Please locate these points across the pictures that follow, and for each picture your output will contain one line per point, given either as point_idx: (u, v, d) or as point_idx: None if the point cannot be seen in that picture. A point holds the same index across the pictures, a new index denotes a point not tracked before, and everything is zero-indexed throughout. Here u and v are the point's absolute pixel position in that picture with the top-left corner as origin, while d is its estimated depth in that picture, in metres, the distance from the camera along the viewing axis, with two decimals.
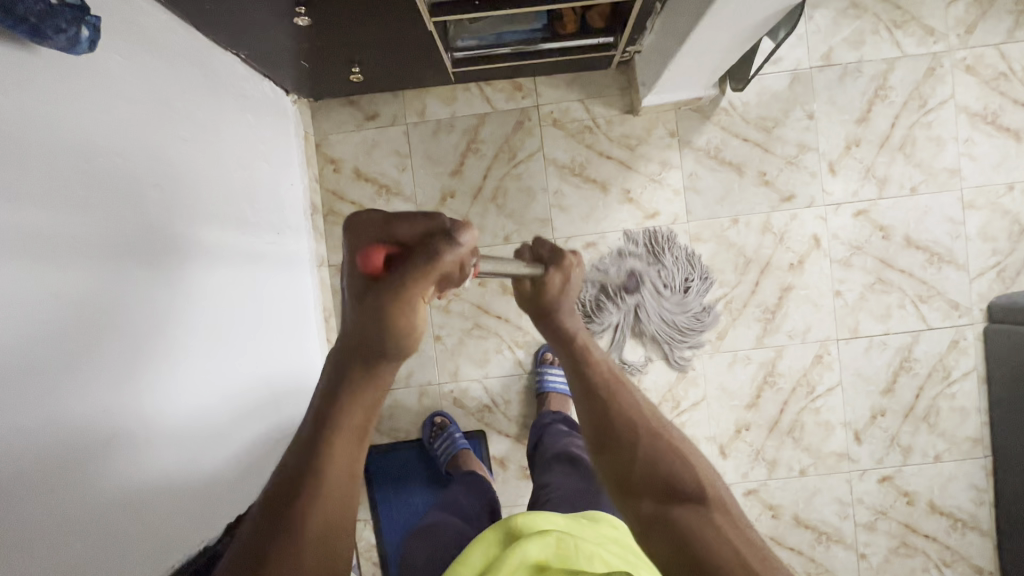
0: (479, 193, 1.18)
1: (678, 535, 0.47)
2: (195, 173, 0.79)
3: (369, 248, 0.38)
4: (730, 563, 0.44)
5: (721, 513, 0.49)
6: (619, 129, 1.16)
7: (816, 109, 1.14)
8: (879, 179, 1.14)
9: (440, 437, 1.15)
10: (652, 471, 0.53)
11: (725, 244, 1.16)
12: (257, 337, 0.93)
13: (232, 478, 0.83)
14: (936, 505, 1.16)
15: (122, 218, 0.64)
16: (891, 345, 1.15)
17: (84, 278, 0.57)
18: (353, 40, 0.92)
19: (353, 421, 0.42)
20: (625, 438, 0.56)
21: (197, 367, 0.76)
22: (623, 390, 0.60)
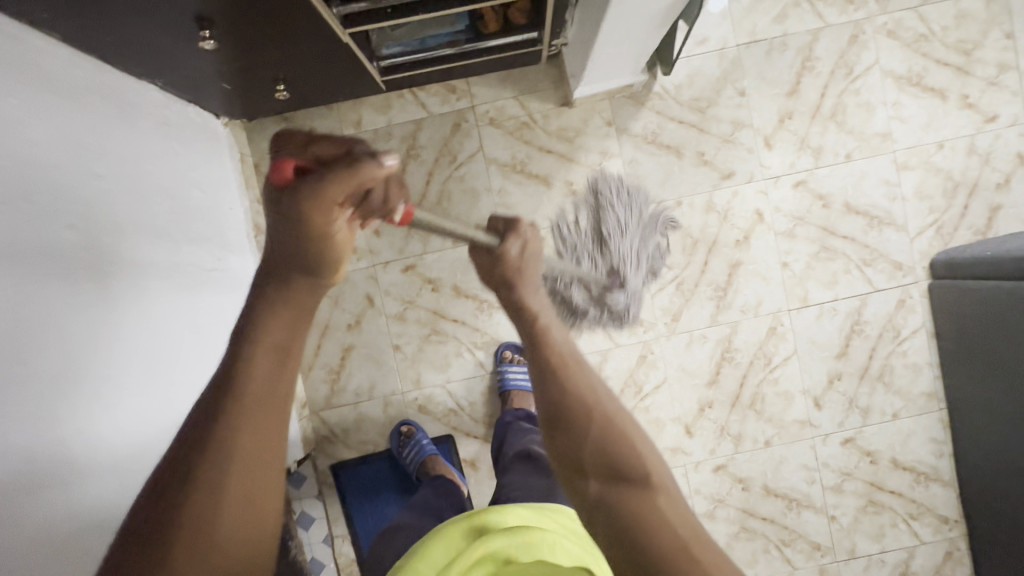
0: (424, 198, 1.17)
1: (620, 516, 0.51)
2: (113, 209, 0.77)
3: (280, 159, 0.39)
4: (667, 546, 0.49)
5: (664, 498, 0.53)
6: (556, 122, 1.16)
7: (747, 85, 1.15)
8: (813, 149, 1.16)
9: (407, 445, 1.15)
10: (602, 454, 0.55)
11: (671, 227, 1.17)
12: (203, 366, 0.92)
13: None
14: (899, 461, 1.19)
15: (36, 263, 0.62)
16: (841, 311, 1.17)
17: (11, 329, 0.57)
18: (270, 57, 0.90)
19: (273, 342, 0.42)
20: (579, 416, 0.57)
21: (134, 404, 0.76)
22: (577, 373, 0.62)
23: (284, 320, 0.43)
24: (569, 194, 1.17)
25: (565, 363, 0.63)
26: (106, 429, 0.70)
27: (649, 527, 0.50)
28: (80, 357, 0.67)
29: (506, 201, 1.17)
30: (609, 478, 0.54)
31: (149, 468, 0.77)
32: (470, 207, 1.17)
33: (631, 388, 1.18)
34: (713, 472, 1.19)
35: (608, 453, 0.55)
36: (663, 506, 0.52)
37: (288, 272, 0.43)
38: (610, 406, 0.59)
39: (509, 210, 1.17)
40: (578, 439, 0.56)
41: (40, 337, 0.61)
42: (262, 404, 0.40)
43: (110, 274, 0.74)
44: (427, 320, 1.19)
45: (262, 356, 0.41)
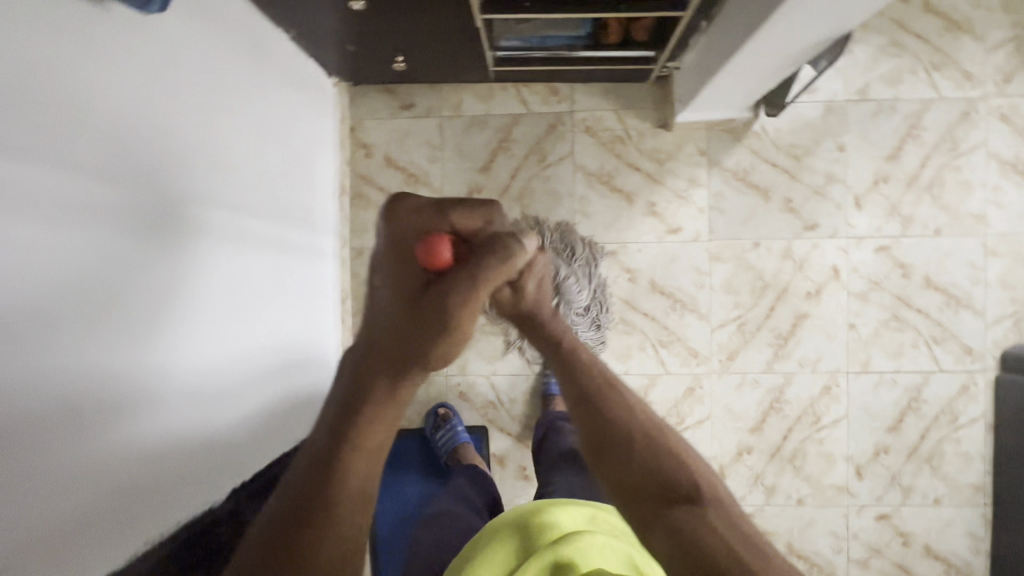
0: (506, 191, 1.19)
1: (679, 539, 0.46)
2: (229, 144, 0.79)
3: (436, 242, 0.41)
4: (727, 558, 0.44)
5: (713, 510, 0.49)
6: (650, 142, 1.17)
7: (847, 141, 1.14)
8: (903, 217, 1.14)
9: (442, 428, 1.16)
10: (647, 475, 0.51)
11: (744, 266, 1.16)
12: (274, 312, 0.94)
13: (241, 444, 0.83)
14: (932, 548, 1.16)
15: (165, 178, 0.65)
16: (900, 384, 1.15)
17: (127, 234, 0.59)
18: (401, 30, 0.94)
19: (373, 438, 0.40)
20: (622, 439, 0.54)
21: (213, 337, 0.77)
22: (615, 393, 0.58)
23: (387, 416, 0.41)
24: (649, 215, 1.17)
25: (609, 384, 0.59)
26: (190, 357, 0.71)
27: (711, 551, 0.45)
28: (177, 279, 0.68)
29: (586, 209, 1.18)
30: (649, 499, 0.50)
31: (219, 402, 0.78)
32: (550, 209, 1.18)
33: (672, 417, 1.17)
34: None
35: (647, 469, 0.52)
36: (716, 518, 0.48)
37: (391, 368, 0.40)
38: (650, 427, 0.55)
39: (587, 219, 1.18)
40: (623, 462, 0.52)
41: (147, 255, 0.63)
42: (361, 484, 0.40)
43: (212, 207, 0.76)
44: None
45: (362, 451, 0.40)
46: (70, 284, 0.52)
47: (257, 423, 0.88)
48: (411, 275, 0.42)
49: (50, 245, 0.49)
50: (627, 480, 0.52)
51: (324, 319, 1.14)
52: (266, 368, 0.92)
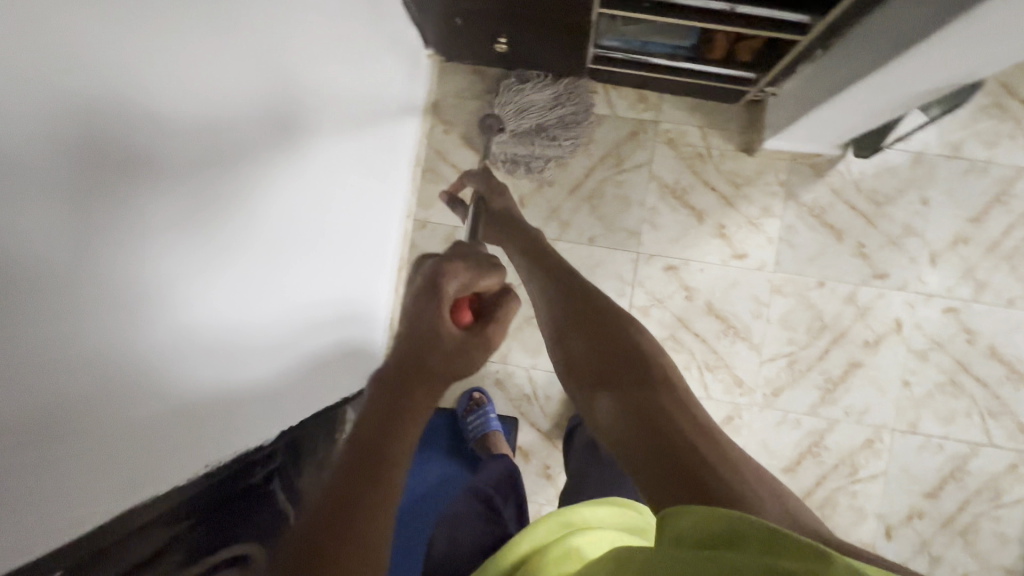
0: (577, 188, 1.19)
1: (627, 405, 0.56)
2: (333, 92, 0.79)
3: (460, 313, 0.61)
4: (673, 423, 0.53)
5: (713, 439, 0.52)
6: (730, 164, 1.16)
7: (932, 196, 1.12)
8: (977, 282, 1.11)
9: (474, 413, 1.16)
10: (608, 360, 0.63)
11: (805, 303, 1.14)
12: (343, 266, 0.93)
13: (301, 387, 0.84)
14: None
15: (286, 113, 0.64)
16: (946, 450, 1.12)
17: (255, 167, 0.58)
18: (513, 13, 0.94)
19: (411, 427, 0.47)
20: (594, 340, 0.66)
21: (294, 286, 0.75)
22: (594, 304, 0.71)
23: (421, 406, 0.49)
24: (717, 236, 1.15)
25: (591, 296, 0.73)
26: (276, 299, 0.70)
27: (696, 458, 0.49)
28: (281, 220, 0.68)
29: (654, 220, 1.17)
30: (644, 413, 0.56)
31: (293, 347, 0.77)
32: (618, 213, 1.17)
33: None
34: None
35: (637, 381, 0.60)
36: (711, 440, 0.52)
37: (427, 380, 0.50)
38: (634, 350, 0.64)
39: (654, 229, 1.17)
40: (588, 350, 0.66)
41: (264, 187, 0.61)
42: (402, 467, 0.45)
43: (312, 153, 0.74)
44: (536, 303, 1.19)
45: (400, 442, 0.46)
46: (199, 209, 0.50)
47: (310, 372, 0.87)
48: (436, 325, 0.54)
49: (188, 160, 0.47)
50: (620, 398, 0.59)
51: (379, 282, 1.14)
52: (323, 324, 0.91)
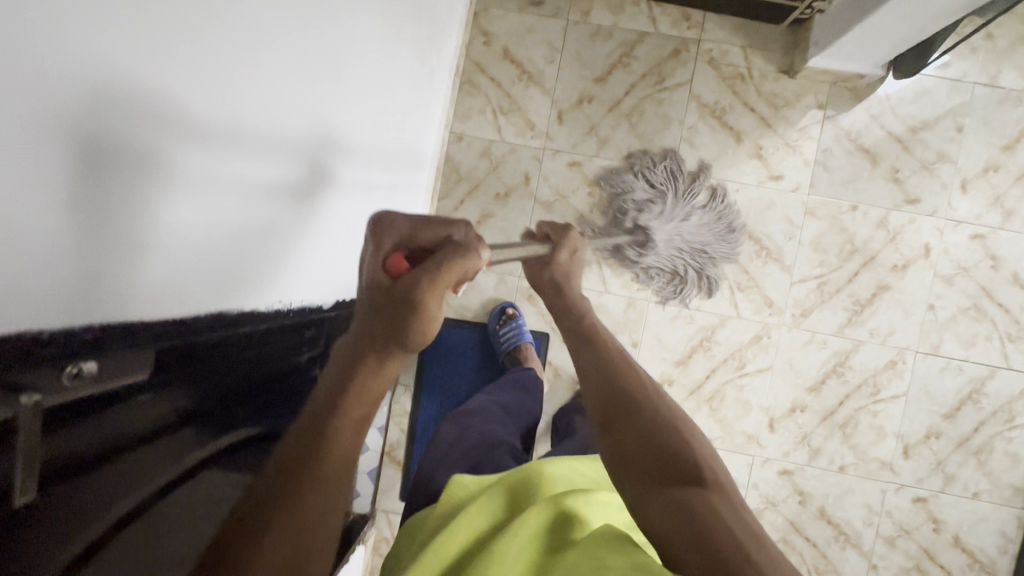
0: (617, 106, 1.18)
1: (685, 513, 0.49)
2: None
3: (396, 257, 0.48)
4: (724, 537, 0.47)
5: (717, 498, 0.51)
6: (771, 86, 1.16)
7: (966, 124, 1.14)
8: (1005, 209, 1.14)
9: (507, 325, 1.17)
10: (648, 442, 0.56)
11: (838, 227, 1.15)
12: (395, 163, 0.88)
13: (337, 276, 0.75)
14: (960, 540, 1.16)
15: None
16: (965, 373, 1.15)
17: None
18: None
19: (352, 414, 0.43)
20: (630, 408, 0.60)
21: (366, 175, 0.75)
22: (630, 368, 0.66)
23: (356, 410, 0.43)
24: (754, 157, 1.16)
25: (623, 357, 0.68)
26: (355, 187, 0.72)
27: (701, 522, 0.47)
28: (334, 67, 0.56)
29: (692, 139, 1.17)
30: (644, 481, 0.53)
31: (363, 232, 0.80)
32: (657, 131, 1.17)
33: (733, 361, 1.17)
34: (777, 473, 1.17)
35: (649, 437, 0.56)
36: (717, 504, 0.50)
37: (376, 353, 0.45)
38: (661, 400, 0.61)
39: (692, 149, 1.17)
40: (625, 430, 0.58)
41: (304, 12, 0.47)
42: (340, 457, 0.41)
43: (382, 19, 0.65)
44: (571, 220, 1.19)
45: (344, 426, 0.42)
46: (295, 135, 0.52)
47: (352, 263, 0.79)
48: (375, 278, 0.48)
49: (285, 86, 0.48)
50: (631, 449, 0.56)
51: (420, 193, 1.09)
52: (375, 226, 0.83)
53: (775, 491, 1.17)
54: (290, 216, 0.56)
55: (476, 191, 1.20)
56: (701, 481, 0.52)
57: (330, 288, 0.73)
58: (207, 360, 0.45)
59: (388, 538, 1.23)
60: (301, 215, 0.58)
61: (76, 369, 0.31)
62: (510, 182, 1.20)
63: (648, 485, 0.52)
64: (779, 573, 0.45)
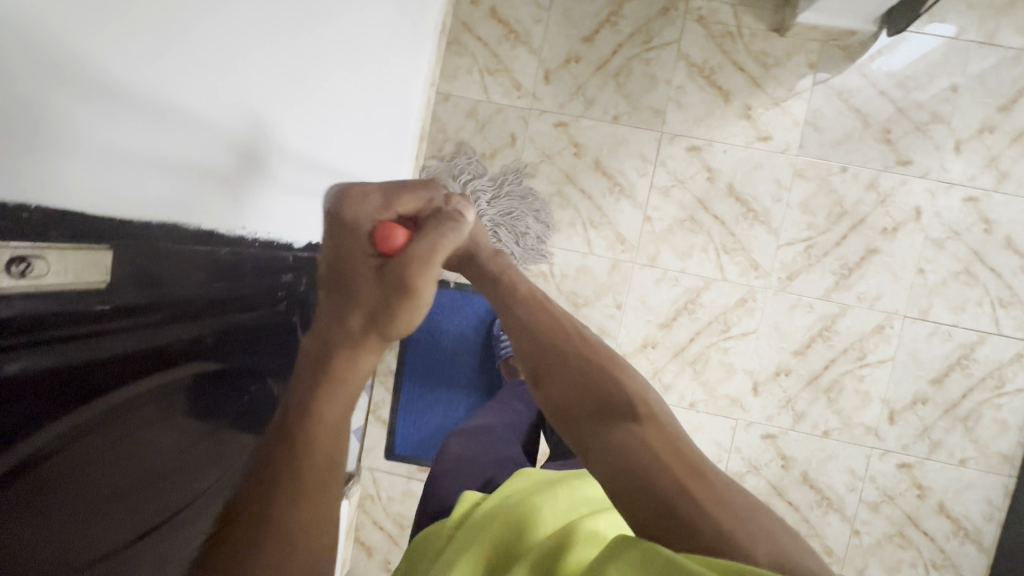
0: (604, 66, 1.17)
1: (616, 457, 0.48)
2: None
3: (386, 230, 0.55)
4: (662, 476, 0.46)
5: (651, 428, 0.50)
6: (761, 45, 1.14)
7: (962, 83, 1.11)
8: (1000, 171, 1.11)
9: (508, 335, 1.18)
10: (584, 392, 0.54)
11: (826, 188, 1.14)
12: (372, 111, 0.86)
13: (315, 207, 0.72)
14: (945, 507, 1.15)
15: None
16: (955, 338, 1.13)
17: None
18: None
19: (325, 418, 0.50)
20: (556, 357, 0.57)
21: (341, 102, 0.72)
22: (547, 313, 0.62)
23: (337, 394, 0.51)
24: (742, 117, 1.15)
25: (539, 304, 0.63)
26: (330, 109, 0.69)
27: (634, 456, 0.47)
28: None
29: (680, 99, 1.16)
30: (590, 424, 0.51)
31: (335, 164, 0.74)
32: (644, 91, 1.16)
33: (718, 324, 1.17)
34: (760, 437, 1.17)
35: (580, 386, 0.54)
36: (653, 436, 0.49)
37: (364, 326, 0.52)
38: (583, 345, 0.58)
39: (679, 109, 1.16)
40: (564, 382, 0.55)
41: None
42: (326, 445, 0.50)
43: None
44: (557, 181, 1.18)
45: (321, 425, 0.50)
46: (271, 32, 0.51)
47: None
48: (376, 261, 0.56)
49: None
50: (566, 401, 0.54)
51: (406, 145, 1.08)
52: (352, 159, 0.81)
53: (758, 454, 1.17)
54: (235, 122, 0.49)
55: (462, 152, 1.20)
56: (635, 415, 0.51)
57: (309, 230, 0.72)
58: (171, 290, 0.45)
59: (374, 496, 1.25)
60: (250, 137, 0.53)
61: (28, 266, 0.31)
62: (495, 143, 1.20)
63: (588, 435, 0.51)
64: (708, 483, 0.46)
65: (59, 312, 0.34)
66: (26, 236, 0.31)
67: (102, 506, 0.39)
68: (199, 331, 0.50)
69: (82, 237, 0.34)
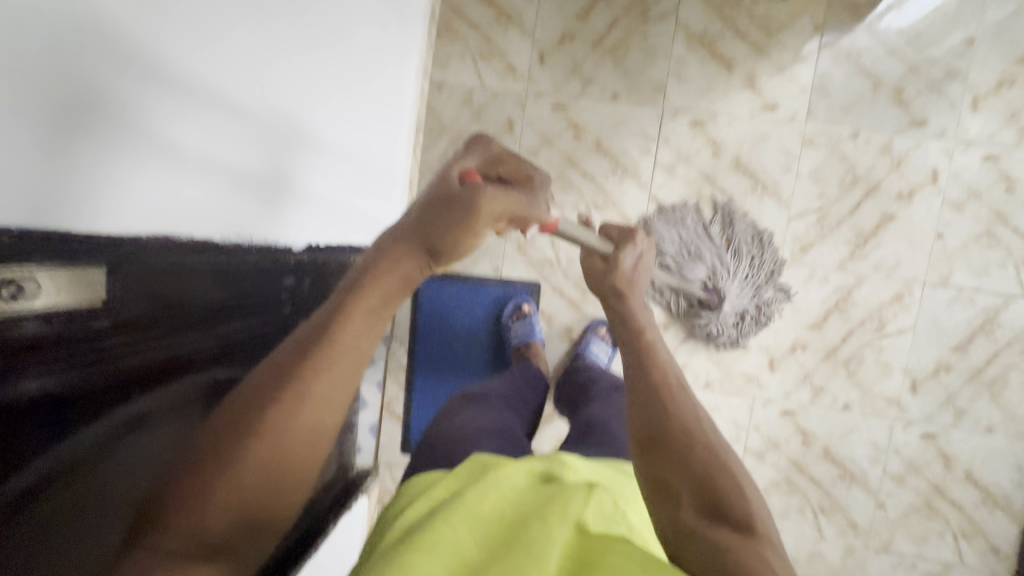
0: (600, 42, 1.13)
1: (728, 565, 0.43)
2: None
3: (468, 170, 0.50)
4: None
5: (770, 551, 0.46)
6: (762, 9, 1.10)
7: (977, 36, 1.06)
8: (1021, 126, 1.07)
9: (518, 322, 1.16)
10: (704, 486, 0.48)
11: (837, 156, 1.10)
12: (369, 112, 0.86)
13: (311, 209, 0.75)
14: (972, 475, 1.13)
15: None
16: (977, 303, 1.10)
17: None
18: None
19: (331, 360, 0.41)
20: (681, 445, 0.50)
21: (337, 104, 0.74)
22: (683, 395, 0.54)
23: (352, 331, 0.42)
24: (746, 87, 1.11)
25: (678, 386, 0.55)
26: (328, 116, 0.71)
27: (750, 574, 0.43)
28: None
29: (680, 73, 1.12)
30: (700, 520, 0.47)
31: (330, 165, 0.76)
32: (643, 66, 1.13)
33: (730, 302, 1.14)
34: (779, 414, 1.15)
35: (700, 481, 0.49)
36: (770, 559, 0.45)
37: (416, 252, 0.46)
38: (709, 430, 0.52)
39: (680, 82, 1.12)
40: (682, 470, 0.49)
41: None
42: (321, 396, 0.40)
43: None
44: (558, 165, 1.16)
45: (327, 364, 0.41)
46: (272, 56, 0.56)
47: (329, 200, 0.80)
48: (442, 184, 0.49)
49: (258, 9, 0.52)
50: (676, 483, 0.49)
51: (402, 135, 1.07)
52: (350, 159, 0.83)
53: (777, 431, 1.15)
54: (232, 137, 0.53)
55: (460, 141, 1.18)
56: (754, 530, 0.46)
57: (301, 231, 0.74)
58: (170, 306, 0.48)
59: (392, 490, 1.25)
60: (249, 149, 0.56)
61: (19, 288, 0.34)
62: (493, 129, 1.17)
63: (692, 523, 0.46)
64: None
65: (57, 334, 0.37)
66: (11, 260, 0.33)
67: (107, 512, 0.43)
68: (200, 349, 0.54)
69: (69, 256, 0.37)
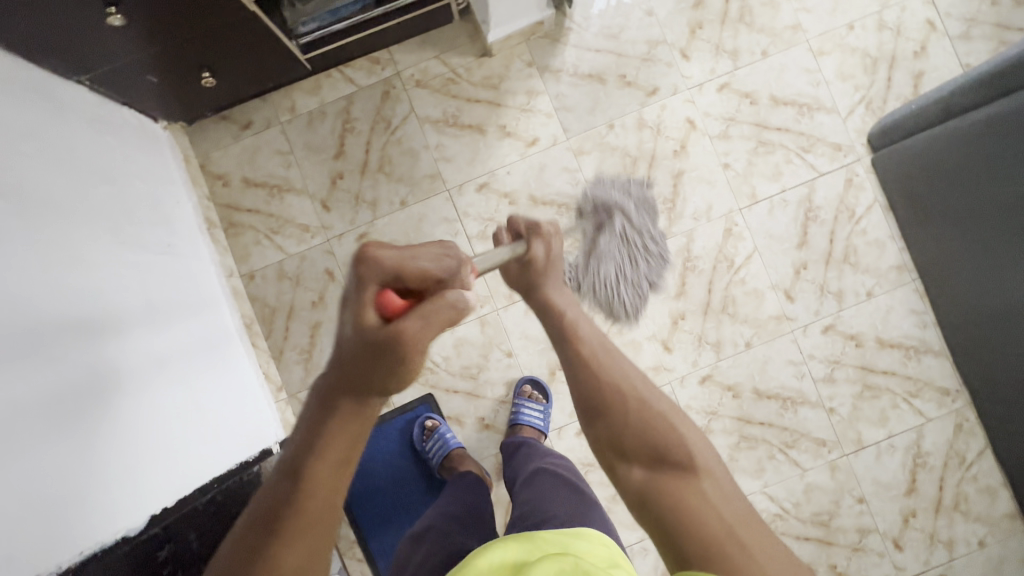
0: (366, 167, 1.20)
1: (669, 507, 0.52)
2: (26, 199, 0.71)
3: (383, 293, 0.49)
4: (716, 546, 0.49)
5: (708, 481, 0.54)
6: (479, 73, 1.20)
7: (653, 6, 1.20)
8: (729, 52, 1.20)
9: (431, 440, 1.14)
10: (641, 439, 0.57)
11: (608, 150, 1.19)
12: (163, 353, 0.89)
13: (131, 486, 0.75)
14: (884, 340, 1.17)
15: None
16: (791, 201, 1.18)
17: None
18: (206, 58, 0.98)
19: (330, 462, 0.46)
20: (613, 403, 0.59)
21: (110, 384, 0.76)
22: (614, 361, 0.62)
23: (348, 432, 0.46)
24: (504, 137, 1.20)
25: (607, 350, 0.64)
26: (97, 403, 0.73)
27: (693, 511, 0.51)
28: None
29: (444, 154, 1.20)
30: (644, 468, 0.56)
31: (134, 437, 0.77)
32: (411, 167, 1.20)
33: None
34: (700, 384, 1.17)
35: (642, 434, 0.57)
36: (708, 492, 0.53)
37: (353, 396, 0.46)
38: (647, 392, 0.60)
39: (449, 162, 1.20)
40: (622, 425, 0.58)
41: None
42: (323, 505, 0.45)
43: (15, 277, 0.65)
44: None
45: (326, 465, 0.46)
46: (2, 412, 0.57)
47: (155, 461, 0.80)
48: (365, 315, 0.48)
49: None
50: (630, 446, 0.57)
51: (231, 343, 1.10)
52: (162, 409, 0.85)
53: (706, 400, 1.16)
54: None
55: (294, 312, 1.20)
56: (694, 472, 0.54)
57: (133, 512, 0.75)
58: None
59: None
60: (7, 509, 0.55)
61: None
62: (317, 286, 1.20)
63: (646, 477, 0.55)
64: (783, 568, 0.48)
65: None
66: None
67: None
68: None
69: None
